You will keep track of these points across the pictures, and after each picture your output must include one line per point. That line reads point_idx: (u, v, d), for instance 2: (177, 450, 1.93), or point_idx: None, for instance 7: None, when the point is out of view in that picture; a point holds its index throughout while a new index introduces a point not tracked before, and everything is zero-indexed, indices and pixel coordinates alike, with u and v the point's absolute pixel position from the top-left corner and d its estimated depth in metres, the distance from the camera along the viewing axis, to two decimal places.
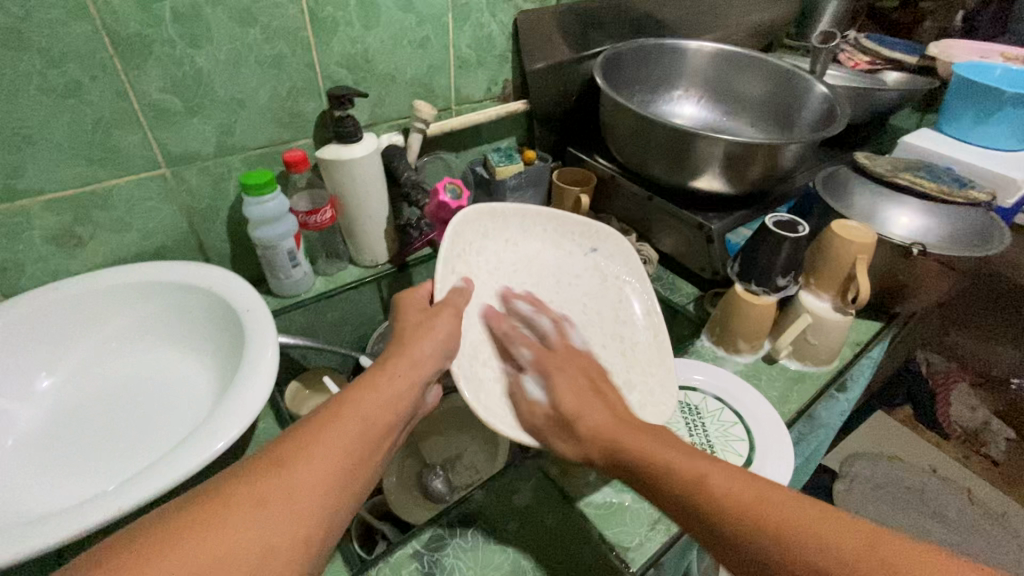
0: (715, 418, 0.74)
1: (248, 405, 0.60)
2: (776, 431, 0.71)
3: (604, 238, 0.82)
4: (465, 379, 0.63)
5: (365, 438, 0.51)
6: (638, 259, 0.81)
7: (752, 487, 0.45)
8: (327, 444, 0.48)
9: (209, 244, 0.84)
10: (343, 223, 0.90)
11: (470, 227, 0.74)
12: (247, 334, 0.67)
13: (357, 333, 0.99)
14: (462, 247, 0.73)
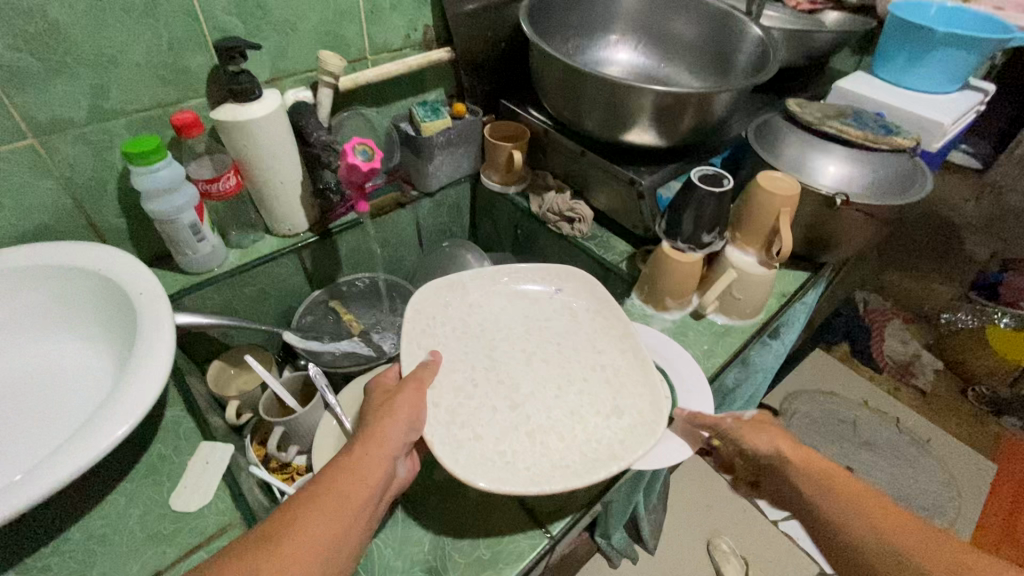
0: None
1: (140, 394, 0.56)
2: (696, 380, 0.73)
3: (565, 276, 0.81)
4: (439, 443, 0.60)
5: (341, 522, 0.48)
6: (603, 288, 0.79)
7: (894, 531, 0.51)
8: (304, 538, 0.46)
9: (101, 221, 0.76)
10: (252, 191, 0.83)
11: (428, 302, 0.76)
12: (140, 317, 0.62)
13: (282, 306, 0.95)
14: (421, 323, 0.73)
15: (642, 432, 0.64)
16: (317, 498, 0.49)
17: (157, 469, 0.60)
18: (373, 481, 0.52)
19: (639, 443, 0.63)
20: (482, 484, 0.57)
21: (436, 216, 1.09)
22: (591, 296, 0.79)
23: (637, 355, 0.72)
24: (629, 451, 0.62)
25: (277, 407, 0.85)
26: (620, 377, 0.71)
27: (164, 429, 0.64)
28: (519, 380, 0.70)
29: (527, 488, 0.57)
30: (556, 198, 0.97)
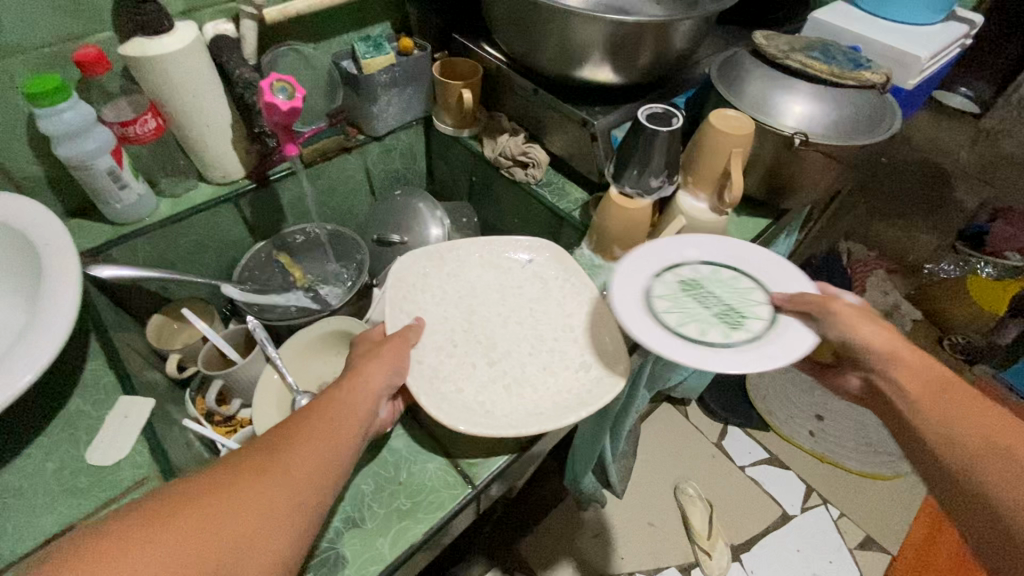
0: (724, 283, 0.67)
1: (42, 348, 0.53)
2: (765, 258, 0.69)
3: (539, 248, 0.77)
4: (425, 395, 0.59)
5: (331, 443, 0.47)
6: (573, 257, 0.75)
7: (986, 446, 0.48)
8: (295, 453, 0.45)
9: (13, 168, 0.71)
10: (177, 134, 0.78)
11: (411, 270, 0.72)
12: (46, 270, 0.59)
13: (223, 258, 0.91)
14: (405, 290, 0.70)
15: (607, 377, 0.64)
16: (309, 424, 0.48)
17: (76, 423, 0.59)
18: (363, 415, 0.51)
19: (603, 390, 0.62)
20: (464, 428, 0.56)
21: (388, 162, 1.04)
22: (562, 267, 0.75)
23: (603, 313, 0.70)
24: (595, 398, 0.62)
25: (218, 360, 0.84)
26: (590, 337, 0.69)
27: (85, 383, 0.62)
28: (495, 339, 0.69)
29: (503, 430, 0.57)
30: (509, 141, 0.92)
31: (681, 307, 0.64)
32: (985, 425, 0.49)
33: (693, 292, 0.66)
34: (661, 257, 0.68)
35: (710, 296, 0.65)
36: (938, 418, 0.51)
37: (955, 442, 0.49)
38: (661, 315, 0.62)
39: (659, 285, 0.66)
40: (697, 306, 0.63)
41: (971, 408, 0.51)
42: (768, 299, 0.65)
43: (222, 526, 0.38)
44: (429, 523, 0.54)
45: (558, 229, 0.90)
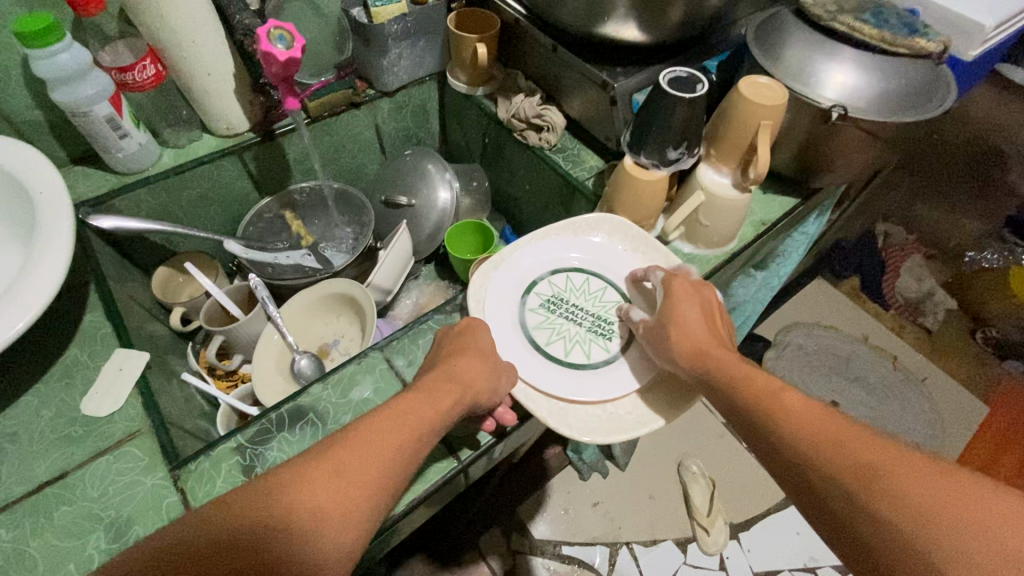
0: (585, 292, 0.68)
1: (31, 298, 0.53)
2: (615, 249, 0.72)
3: (598, 228, 0.73)
4: (550, 416, 0.57)
5: (407, 428, 0.47)
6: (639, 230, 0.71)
7: (825, 445, 0.45)
8: (374, 439, 0.46)
9: (13, 113, 0.70)
10: (178, 82, 0.76)
11: (484, 287, 0.66)
12: (39, 219, 0.58)
13: (229, 213, 0.90)
14: (485, 310, 0.64)
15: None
16: (386, 417, 0.48)
17: (71, 373, 0.60)
18: (427, 423, 0.49)
19: None
20: (598, 441, 0.55)
21: (399, 119, 1.00)
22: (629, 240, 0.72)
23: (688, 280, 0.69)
24: None
25: (221, 315, 0.84)
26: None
27: (82, 333, 0.63)
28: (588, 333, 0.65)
29: (636, 431, 0.56)
30: (523, 102, 0.87)
31: (556, 327, 0.65)
32: (809, 438, 0.46)
33: (559, 309, 0.66)
34: (513, 273, 0.68)
35: (576, 309, 0.66)
36: (793, 435, 0.47)
37: (788, 456, 0.47)
38: (540, 343, 0.63)
39: (527, 310, 0.66)
40: (570, 325, 0.65)
41: (800, 418, 0.48)
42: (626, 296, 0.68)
43: (307, 504, 0.41)
44: (410, 496, 0.54)
45: (570, 199, 0.86)
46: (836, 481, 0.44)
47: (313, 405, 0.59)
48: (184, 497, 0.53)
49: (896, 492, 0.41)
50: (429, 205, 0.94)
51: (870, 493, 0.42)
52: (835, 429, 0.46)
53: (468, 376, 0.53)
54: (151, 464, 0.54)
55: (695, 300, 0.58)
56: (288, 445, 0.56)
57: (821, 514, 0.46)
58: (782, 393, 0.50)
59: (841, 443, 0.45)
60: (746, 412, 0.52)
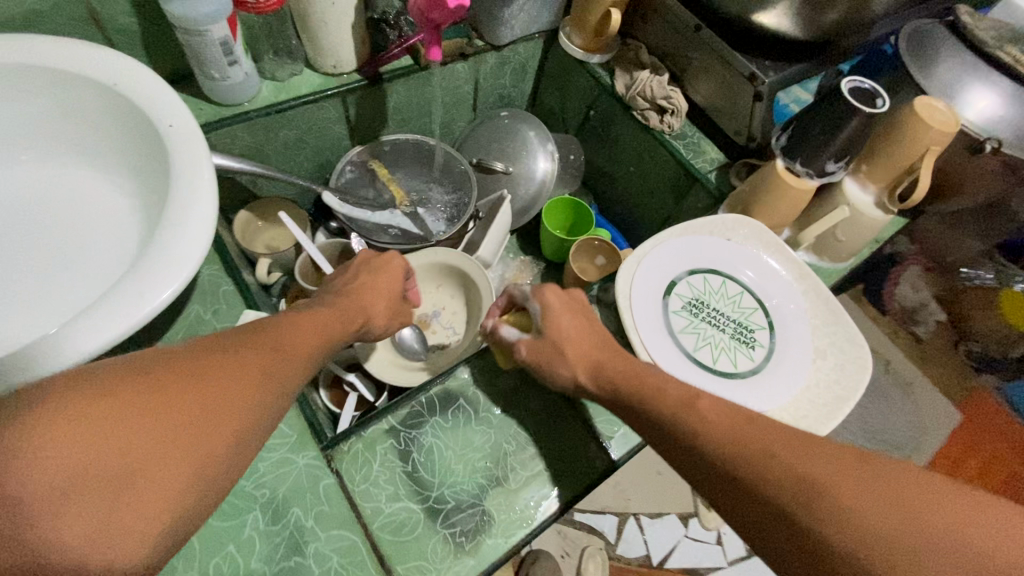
0: (723, 296, 0.67)
1: (183, 252, 0.45)
2: (744, 250, 0.70)
3: (734, 227, 0.70)
4: None
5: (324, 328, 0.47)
6: (774, 235, 0.69)
7: (750, 449, 0.40)
8: (299, 328, 0.44)
9: (107, 18, 0.59)
10: (294, 6, 0.66)
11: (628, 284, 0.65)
12: (171, 159, 0.49)
13: (317, 159, 0.83)
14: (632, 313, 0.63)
15: (851, 364, 0.63)
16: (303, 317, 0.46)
17: (198, 332, 0.55)
18: (340, 338, 0.49)
19: (856, 381, 0.61)
20: None
21: (498, 76, 0.92)
22: (764, 244, 0.70)
23: (820, 290, 0.67)
24: (850, 390, 0.61)
25: (312, 271, 0.78)
26: (828, 331, 0.65)
27: (200, 288, 0.57)
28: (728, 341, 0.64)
29: None
30: (650, 80, 0.82)
31: (700, 333, 0.65)
32: (737, 446, 0.40)
33: (698, 313, 0.66)
34: (657, 272, 0.66)
35: (716, 314, 0.66)
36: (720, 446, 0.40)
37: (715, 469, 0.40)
38: (688, 349, 0.63)
39: (671, 312, 0.65)
40: (711, 330, 0.65)
41: (719, 421, 0.42)
42: (759, 303, 0.67)
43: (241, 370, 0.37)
44: (570, 492, 0.53)
45: (685, 189, 0.84)
46: (769, 497, 0.38)
47: (461, 390, 0.56)
48: (344, 480, 0.50)
49: (839, 508, 0.36)
50: (528, 175, 0.90)
51: (808, 509, 0.36)
52: (768, 438, 0.40)
53: (374, 304, 0.56)
54: (300, 441, 0.51)
55: (568, 317, 0.52)
56: (442, 431, 0.54)
57: (758, 536, 0.39)
58: (699, 400, 0.44)
59: (773, 452, 0.39)
60: (662, 423, 0.44)
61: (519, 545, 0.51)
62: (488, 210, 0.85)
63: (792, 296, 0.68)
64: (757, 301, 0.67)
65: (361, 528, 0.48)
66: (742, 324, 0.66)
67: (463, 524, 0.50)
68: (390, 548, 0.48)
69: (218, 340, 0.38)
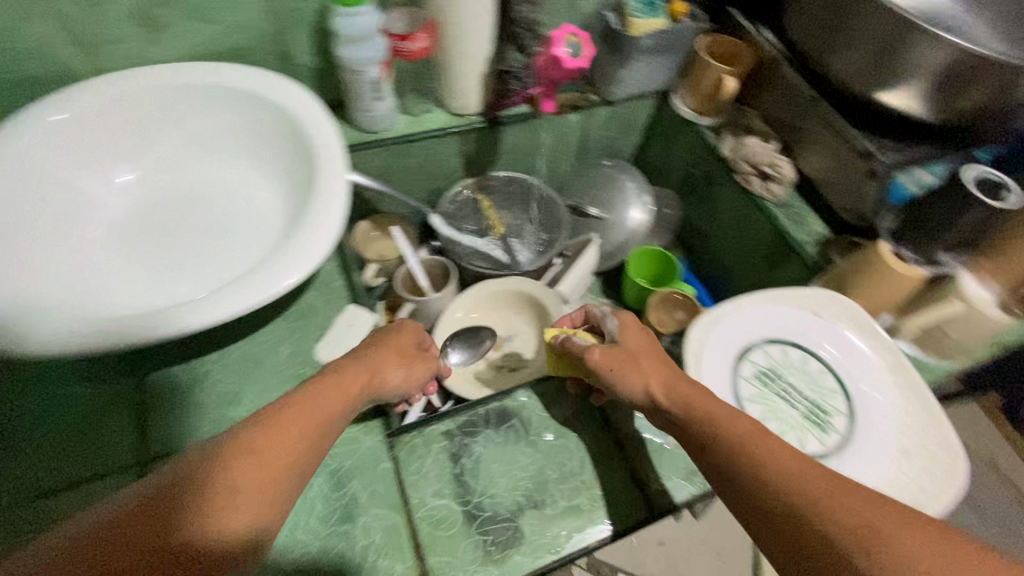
0: (799, 371, 0.65)
1: (314, 247, 0.55)
2: (830, 328, 0.67)
3: (825, 302, 0.68)
4: None
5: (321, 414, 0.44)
6: (868, 317, 0.66)
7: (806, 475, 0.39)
8: (291, 424, 0.42)
9: (293, 56, 0.74)
10: (438, 56, 0.77)
11: (701, 341, 0.65)
12: (319, 171, 0.61)
13: (432, 184, 0.94)
14: (699, 370, 0.63)
15: (941, 471, 0.57)
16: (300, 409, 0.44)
17: (308, 315, 0.66)
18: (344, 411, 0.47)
19: (943, 493, 0.56)
20: None
21: (607, 128, 0.98)
22: (857, 325, 0.66)
23: (917, 386, 0.62)
24: (934, 500, 0.56)
25: (410, 282, 0.88)
26: (917, 430, 0.60)
27: (318, 280, 0.68)
28: (798, 419, 0.62)
29: None
30: (760, 147, 0.82)
31: (768, 404, 0.63)
32: (795, 488, 0.38)
33: (770, 384, 0.64)
34: (735, 336, 0.66)
35: (790, 388, 0.64)
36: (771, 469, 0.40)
37: (776, 512, 0.38)
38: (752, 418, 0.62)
39: (740, 378, 0.64)
40: (780, 404, 0.63)
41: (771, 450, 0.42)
42: (841, 387, 0.64)
43: (209, 516, 0.35)
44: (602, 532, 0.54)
45: (779, 256, 0.83)
46: (833, 541, 0.35)
47: (517, 411, 0.61)
48: (399, 469, 0.56)
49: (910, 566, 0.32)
50: (620, 223, 0.93)
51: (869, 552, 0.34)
52: (820, 478, 0.39)
53: (384, 373, 0.54)
54: (370, 425, 0.57)
55: (645, 334, 0.56)
56: (492, 444, 0.58)
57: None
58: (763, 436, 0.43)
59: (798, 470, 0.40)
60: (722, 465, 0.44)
61: (543, 570, 0.53)
62: (575, 250, 0.91)
63: (881, 387, 0.63)
64: (839, 384, 0.64)
65: (403, 514, 0.53)
66: (817, 404, 0.63)
67: (494, 534, 0.53)
68: (426, 538, 0.53)
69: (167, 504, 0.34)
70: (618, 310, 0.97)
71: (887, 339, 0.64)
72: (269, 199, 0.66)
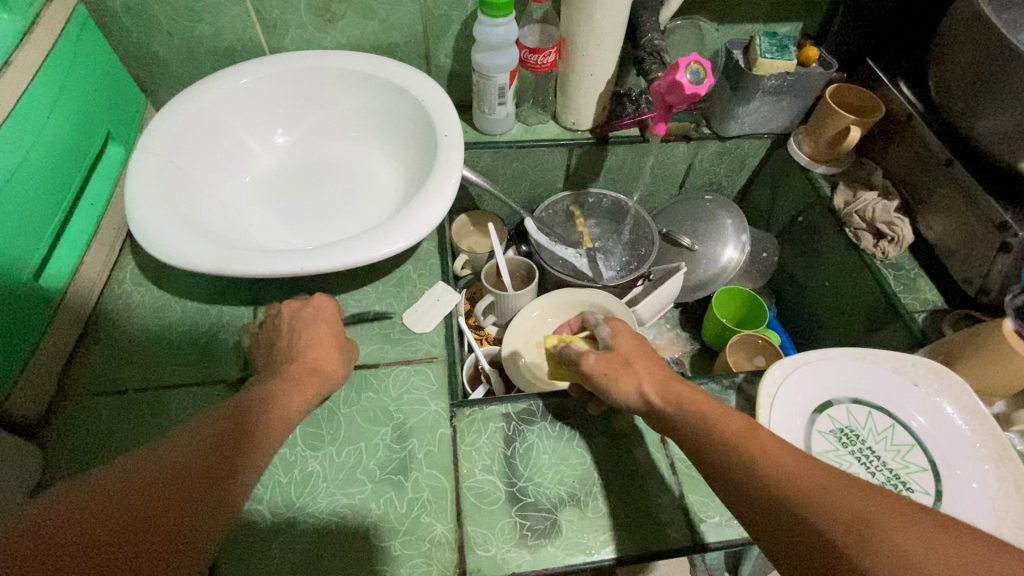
0: (883, 439, 0.61)
1: (420, 221, 0.61)
2: (927, 404, 0.62)
3: (925, 374, 0.63)
4: None
5: (296, 403, 0.47)
6: (977, 400, 0.60)
7: (799, 465, 0.39)
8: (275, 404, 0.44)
9: (434, 56, 0.83)
10: (561, 72, 0.82)
11: (779, 385, 0.62)
12: (438, 156, 0.67)
13: (533, 191, 0.99)
14: (773, 412, 0.60)
15: None
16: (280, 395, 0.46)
17: (402, 284, 0.72)
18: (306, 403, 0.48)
19: None
20: None
21: (714, 163, 0.98)
22: (961, 407, 0.60)
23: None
24: None
25: (493, 277, 0.93)
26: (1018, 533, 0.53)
27: (416, 255, 0.75)
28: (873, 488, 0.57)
29: None
30: (875, 202, 0.79)
31: (842, 465, 0.59)
32: (785, 478, 0.39)
33: (847, 444, 0.60)
34: (817, 388, 0.63)
35: (870, 454, 0.60)
36: (765, 459, 0.40)
37: (762, 504, 0.39)
38: None
39: (815, 431, 0.61)
40: (854, 467, 0.59)
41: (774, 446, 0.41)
42: (931, 468, 0.58)
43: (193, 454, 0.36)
44: (640, 547, 0.54)
45: (881, 319, 0.77)
46: (821, 531, 0.35)
47: (574, 410, 0.62)
48: (455, 438, 0.60)
49: (914, 561, 0.32)
50: (711, 257, 0.92)
51: (866, 544, 0.33)
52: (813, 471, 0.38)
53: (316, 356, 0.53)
54: (436, 392, 0.62)
55: (639, 341, 0.57)
56: (546, 436, 0.60)
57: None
58: (759, 431, 0.43)
59: (793, 465, 0.39)
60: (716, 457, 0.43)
61: (571, 569, 0.53)
62: (660, 275, 0.90)
63: (981, 479, 0.57)
64: (930, 465, 0.58)
65: (451, 479, 0.56)
66: (898, 477, 0.58)
67: (532, 522, 0.55)
68: (468, 506, 0.55)
69: (156, 450, 0.35)
70: (694, 345, 0.95)
71: (994, 429, 0.58)
72: (389, 176, 0.74)
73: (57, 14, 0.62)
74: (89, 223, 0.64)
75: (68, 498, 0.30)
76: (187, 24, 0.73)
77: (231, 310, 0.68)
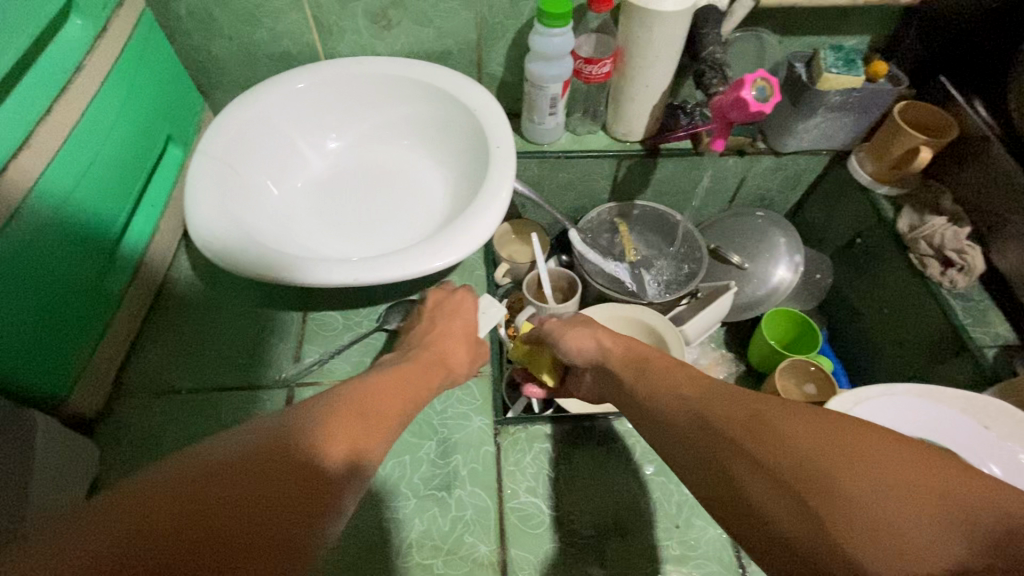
0: None
1: (472, 234, 0.60)
2: (999, 449, 0.58)
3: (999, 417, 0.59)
4: None
5: (411, 387, 0.50)
6: None
7: (725, 399, 0.43)
8: (395, 391, 0.48)
9: (485, 64, 0.82)
10: (614, 82, 0.80)
11: None
12: (490, 168, 0.66)
13: (577, 200, 0.98)
14: None
15: None
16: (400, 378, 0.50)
17: None
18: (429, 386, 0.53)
19: None
20: None
21: (767, 179, 0.95)
22: None
23: None
24: None
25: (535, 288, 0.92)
26: None
27: (461, 265, 0.75)
28: None
29: None
30: (943, 228, 0.74)
31: None
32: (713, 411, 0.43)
33: None
34: (880, 424, 0.60)
35: None
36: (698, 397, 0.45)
37: (704, 448, 0.41)
38: None
39: None
40: None
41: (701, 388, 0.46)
42: None
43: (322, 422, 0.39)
44: None
45: (946, 351, 0.73)
46: (745, 451, 0.39)
47: (620, 435, 0.60)
48: (500, 456, 0.59)
49: (845, 488, 0.33)
50: (761, 277, 0.90)
51: (820, 493, 0.34)
52: (739, 403, 0.42)
53: (451, 352, 0.58)
54: (481, 408, 0.61)
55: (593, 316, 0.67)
56: (591, 460, 0.59)
57: (763, 541, 0.36)
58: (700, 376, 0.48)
59: (720, 402, 0.43)
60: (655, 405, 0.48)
61: None
62: (707, 294, 0.88)
63: None
64: None
65: (495, 499, 0.55)
66: None
67: (577, 549, 0.54)
68: (511, 528, 0.54)
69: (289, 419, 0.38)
70: (738, 366, 0.92)
71: None
72: (438, 185, 0.73)
73: (127, 20, 0.64)
74: (149, 224, 0.66)
75: (213, 454, 0.33)
76: (247, 29, 0.74)
77: (280, 315, 0.70)
